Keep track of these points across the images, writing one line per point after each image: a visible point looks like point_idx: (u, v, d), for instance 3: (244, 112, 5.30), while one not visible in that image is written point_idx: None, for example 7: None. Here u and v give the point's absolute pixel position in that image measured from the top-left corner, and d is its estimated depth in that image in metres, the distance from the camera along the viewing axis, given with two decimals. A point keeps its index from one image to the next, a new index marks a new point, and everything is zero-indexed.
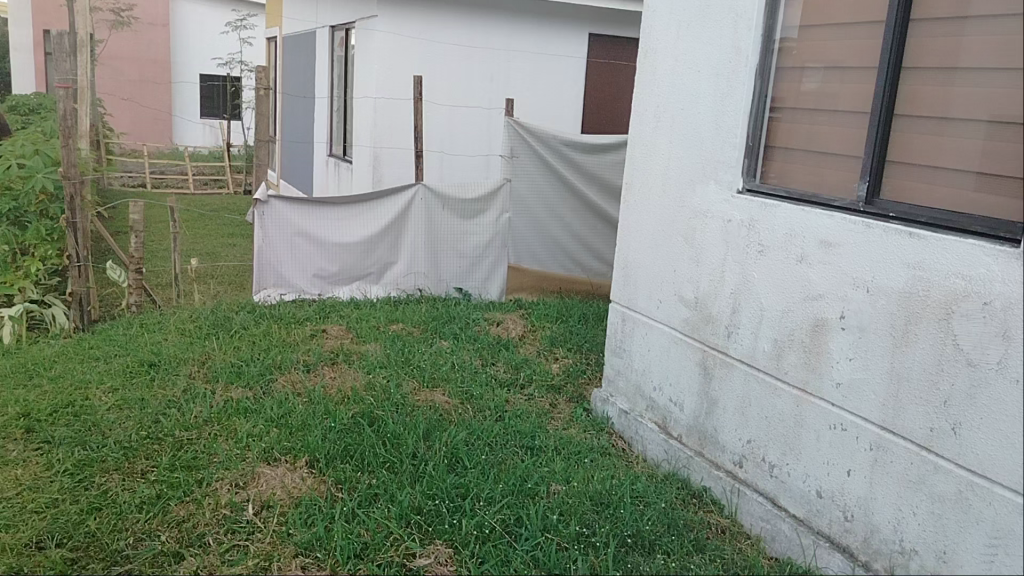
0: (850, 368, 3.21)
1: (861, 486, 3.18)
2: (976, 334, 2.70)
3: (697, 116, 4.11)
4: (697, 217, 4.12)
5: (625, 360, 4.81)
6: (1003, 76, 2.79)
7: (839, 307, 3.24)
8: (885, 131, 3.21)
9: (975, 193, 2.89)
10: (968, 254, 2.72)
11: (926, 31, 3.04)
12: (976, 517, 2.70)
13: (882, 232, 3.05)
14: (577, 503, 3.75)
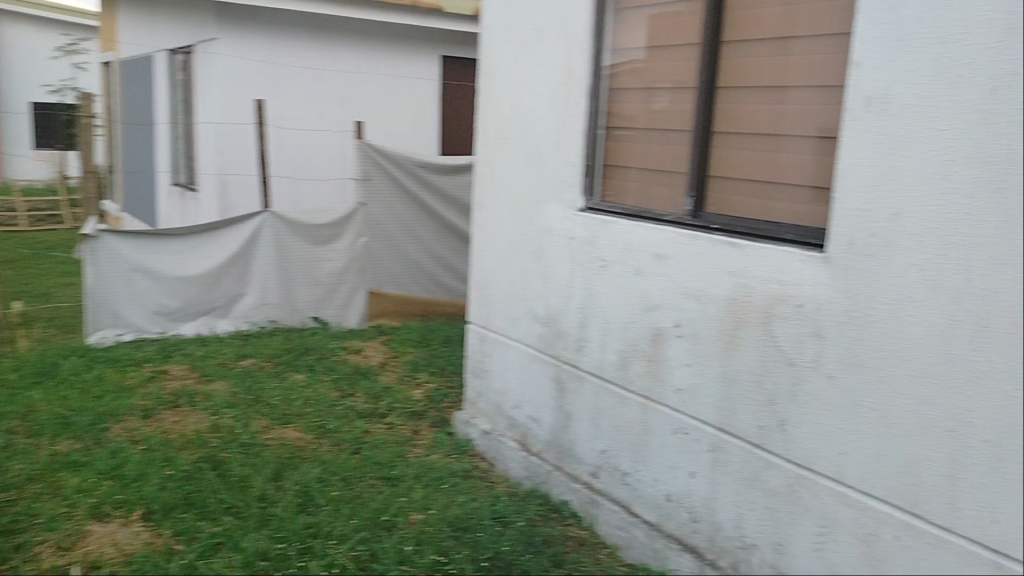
0: (688, 374, 3.33)
1: (704, 487, 3.30)
2: (792, 335, 2.86)
3: (536, 137, 4.19)
4: (543, 235, 4.17)
5: (484, 381, 4.81)
6: (821, 94, 2.94)
7: (674, 316, 3.38)
8: (706, 149, 3.42)
9: (810, 206, 3.00)
10: (781, 260, 2.91)
11: (740, 53, 3.26)
12: (806, 507, 2.85)
13: (707, 244, 3.21)
14: (436, 531, 3.70)
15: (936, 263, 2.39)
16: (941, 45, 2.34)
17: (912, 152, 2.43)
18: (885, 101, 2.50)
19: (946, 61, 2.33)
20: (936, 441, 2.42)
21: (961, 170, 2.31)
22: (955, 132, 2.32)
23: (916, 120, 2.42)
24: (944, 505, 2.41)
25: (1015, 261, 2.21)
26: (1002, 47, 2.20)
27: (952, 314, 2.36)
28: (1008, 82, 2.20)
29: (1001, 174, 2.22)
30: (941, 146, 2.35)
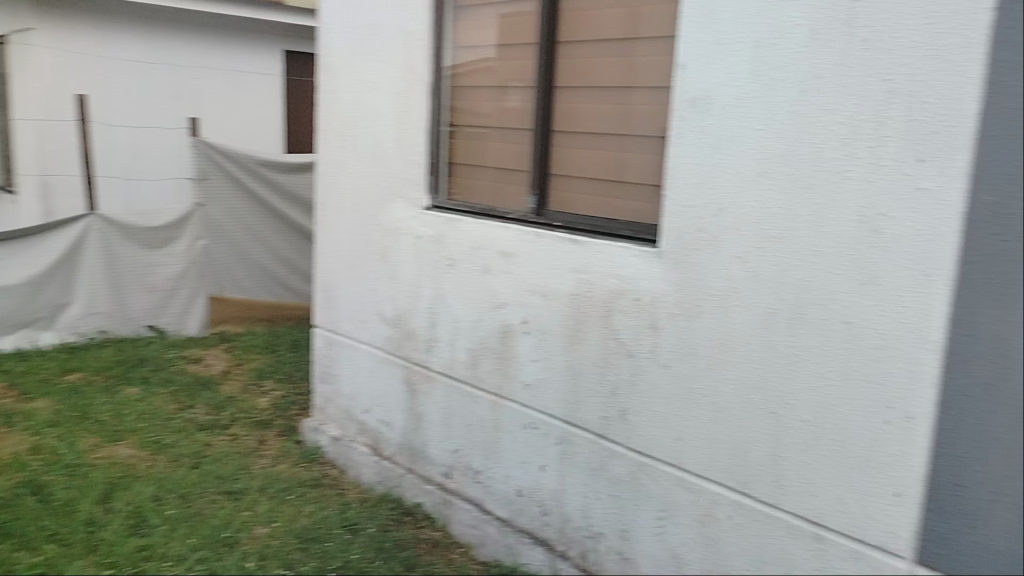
0: (536, 370, 3.28)
1: (553, 480, 3.28)
2: (632, 326, 2.92)
3: (379, 136, 4.11)
4: (389, 235, 4.07)
5: (332, 386, 4.66)
6: (651, 94, 3.03)
7: (522, 313, 3.32)
8: (546, 147, 3.46)
9: (649, 202, 3.04)
10: (620, 255, 2.94)
11: (575, 52, 3.33)
12: (647, 493, 2.92)
13: (551, 240, 3.19)
14: (282, 545, 3.55)
15: (757, 255, 2.54)
16: (755, 49, 2.49)
17: (733, 150, 2.57)
18: (708, 101, 2.62)
19: (759, 64, 2.48)
20: (761, 422, 2.57)
21: (777, 168, 2.47)
22: (770, 131, 2.47)
23: (736, 119, 2.55)
24: (770, 482, 2.56)
25: (824, 251, 2.39)
26: (809, 51, 2.38)
27: (771, 304, 2.52)
28: (814, 84, 2.37)
29: (810, 170, 2.39)
30: (758, 144, 2.50)
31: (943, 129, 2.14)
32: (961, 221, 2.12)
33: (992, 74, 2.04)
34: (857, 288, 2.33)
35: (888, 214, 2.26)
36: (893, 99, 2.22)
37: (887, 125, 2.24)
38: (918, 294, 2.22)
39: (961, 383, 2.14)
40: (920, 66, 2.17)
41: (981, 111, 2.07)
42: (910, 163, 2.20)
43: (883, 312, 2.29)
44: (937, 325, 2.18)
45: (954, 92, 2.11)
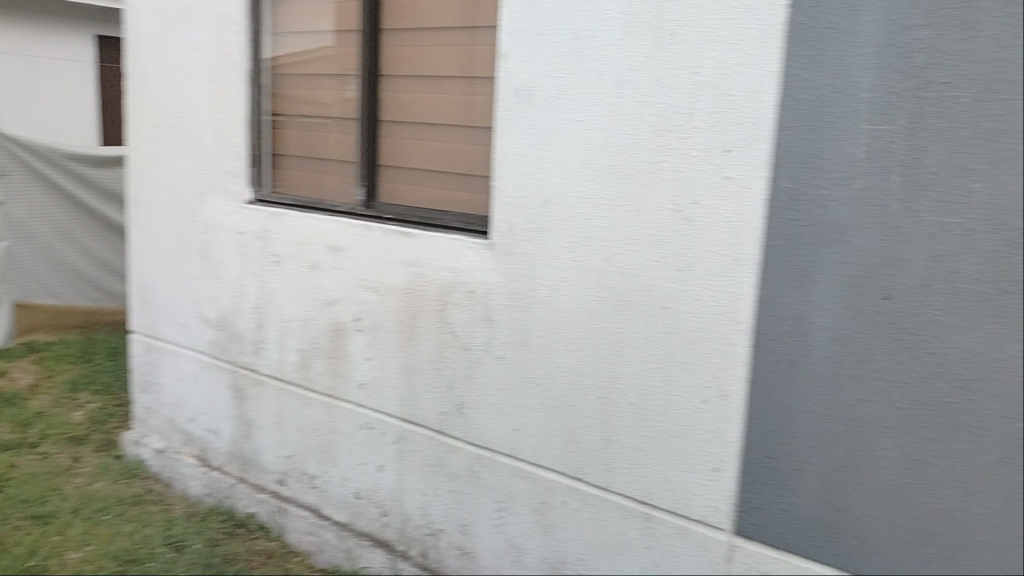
0: (369, 368, 3.16)
1: (391, 480, 3.17)
2: (465, 320, 2.84)
3: (195, 126, 3.85)
4: (209, 231, 3.83)
5: (154, 396, 4.33)
6: (475, 84, 3.01)
7: (353, 309, 3.19)
8: (374, 139, 3.36)
9: (478, 193, 3.02)
10: (453, 248, 2.86)
11: (399, 41, 3.25)
12: (486, 486, 2.87)
13: (381, 234, 3.07)
14: (97, 570, 3.26)
15: (583, 245, 2.56)
16: (574, 41, 2.53)
17: (557, 141, 2.59)
18: (530, 92, 2.63)
19: (578, 56, 2.52)
20: (592, 409, 2.60)
21: (598, 158, 2.51)
22: (591, 122, 2.52)
23: (558, 110, 2.58)
24: (601, 467, 2.60)
25: (644, 240, 2.46)
26: (623, 44, 2.43)
27: (597, 292, 2.55)
28: (629, 76, 2.43)
29: (629, 162, 2.46)
30: (580, 135, 2.54)
31: (746, 120, 2.26)
32: (764, 208, 2.26)
33: (788, 67, 2.19)
34: (675, 274, 2.42)
35: (700, 203, 2.35)
36: (701, 91, 2.32)
37: (696, 117, 2.33)
38: (728, 278, 2.33)
39: (769, 360, 2.29)
40: (725, 59, 2.27)
41: (779, 104, 2.21)
42: (718, 154, 2.31)
43: (699, 296, 2.38)
44: (746, 307, 2.31)
45: (756, 86, 2.23)
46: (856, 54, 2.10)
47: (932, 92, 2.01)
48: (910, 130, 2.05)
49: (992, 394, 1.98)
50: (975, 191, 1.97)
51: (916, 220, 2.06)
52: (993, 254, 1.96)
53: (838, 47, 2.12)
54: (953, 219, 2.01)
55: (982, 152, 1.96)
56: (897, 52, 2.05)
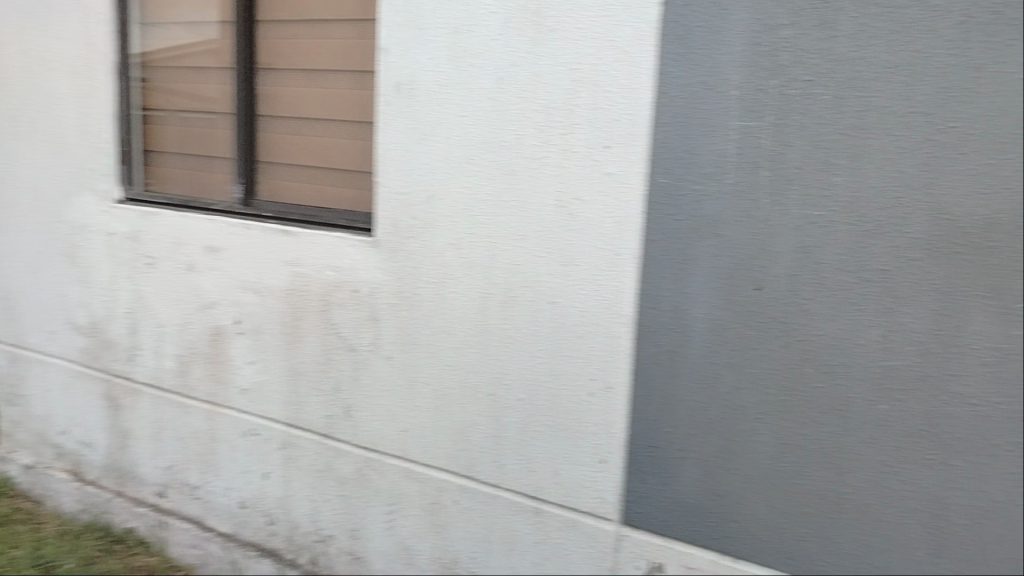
0: (252, 373, 3.04)
1: (277, 487, 3.05)
2: (350, 320, 2.77)
3: (56, 121, 3.58)
4: (76, 233, 3.60)
5: (20, 408, 4.00)
6: (356, 78, 2.94)
7: (232, 312, 3.06)
8: (250, 134, 3.22)
9: (361, 189, 2.95)
10: (335, 246, 2.78)
11: (276, 33, 3.13)
12: (376, 489, 2.81)
13: (259, 232, 2.95)
14: None
15: (468, 241, 2.54)
16: (454, 36, 2.49)
17: (439, 137, 2.55)
18: (411, 87, 2.58)
19: (458, 51, 2.49)
20: (481, 406, 2.58)
21: (480, 153, 2.49)
22: (473, 118, 2.49)
23: (440, 105, 2.54)
24: (491, 464, 2.59)
25: (529, 235, 2.44)
26: (504, 39, 2.42)
27: (484, 289, 2.53)
28: (510, 72, 2.41)
29: (511, 158, 2.44)
30: (463, 131, 2.51)
31: (624, 117, 2.27)
32: (643, 203, 2.29)
33: (663, 65, 2.22)
34: (560, 269, 2.41)
35: (582, 198, 2.35)
36: (580, 87, 2.32)
37: (577, 113, 2.33)
38: (611, 272, 2.34)
39: (650, 352, 2.33)
40: (602, 56, 2.28)
41: (654, 100, 2.24)
42: (598, 150, 2.32)
43: (582, 291, 2.39)
44: (629, 300, 2.33)
45: (632, 82, 2.26)
46: (726, 52, 2.15)
47: (796, 89, 2.08)
48: (776, 126, 2.12)
49: (856, 378, 2.08)
50: (837, 184, 2.06)
51: (784, 213, 2.13)
52: (854, 246, 2.06)
53: (708, 45, 2.17)
54: (818, 211, 2.09)
55: (842, 148, 2.05)
56: (763, 50, 2.11)
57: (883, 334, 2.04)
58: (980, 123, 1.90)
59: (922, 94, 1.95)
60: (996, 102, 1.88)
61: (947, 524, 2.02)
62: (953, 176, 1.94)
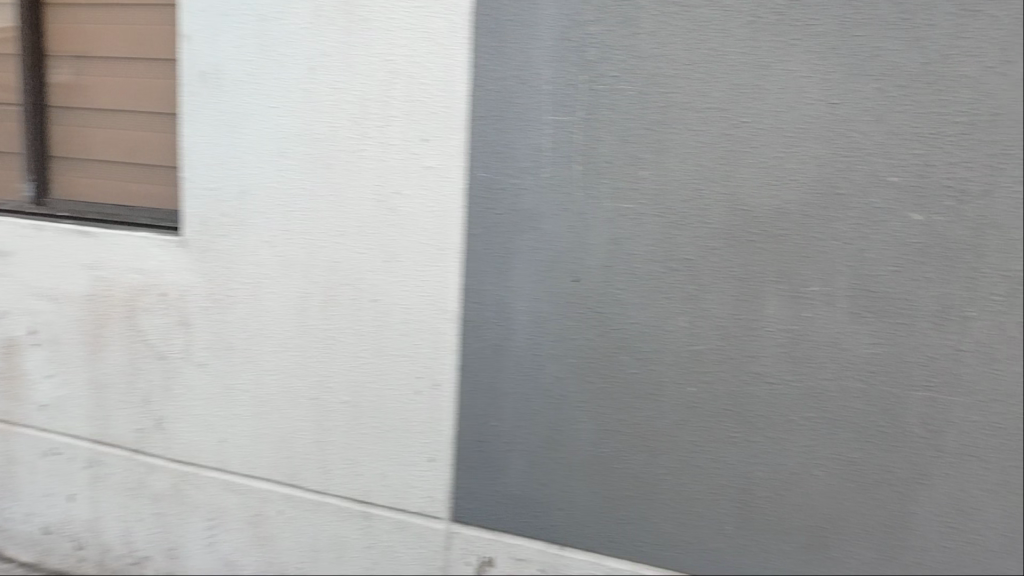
0: (52, 387, 2.74)
1: (85, 510, 2.79)
2: (159, 326, 2.59)
3: None
4: None
5: None
6: (161, 69, 2.76)
7: (27, 320, 2.73)
8: (39, 126, 2.92)
9: (171, 187, 2.78)
10: (136, 248, 2.58)
11: (66, 15, 2.85)
12: (194, 504, 2.64)
13: (54, 234, 2.67)
14: None
15: (284, 239, 2.42)
16: (260, 23, 2.35)
17: (249, 130, 2.42)
18: (217, 76, 2.42)
19: (266, 39, 2.36)
20: (303, 410, 2.49)
21: (294, 146, 2.38)
22: (285, 110, 2.37)
23: (248, 96, 2.40)
24: (317, 470, 2.50)
25: (348, 231, 2.36)
26: (313, 28, 2.31)
27: (302, 288, 2.43)
28: (322, 62, 2.32)
29: (327, 151, 2.35)
30: (275, 123, 2.39)
31: (440, 109, 2.24)
32: (463, 197, 2.26)
33: (476, 58, 2.20)
34: (382, 266, 2.35)
35: (402, 192, 2.30)
36: (395, 79, 2.26)
37: (392, 105, 2.27)
38: (433, 267, 2.30)
39: (475, 347, 2.31)
40: (415, 47, 2.23)
41: (470, 93, 2.22)
42: (415, 143, 2.27)
43: (405, 287, 2.33)
44: (451, 296, 2.30)
45: (447, 75, 2.22)
46: (536, 45, 2.15)
47: (604, 85, 2.12)
48: (587, 120, 2.14)
49: (668, 364, 2.16)
50: (645, 177, 2.12)
51: (597, 206, 2.16)
52: (661, 237, 2.12)
53: (519, 39, 2.16)
54: (628, 204, 2.14)
55: (648, 141, 2.10)
56: (571, 45, 2.12)
57: (690, 321, 2.12)
58: (769, 119, 2.01)
59: (717, 91, 2.04)
60: (782, 99, 1.99)
61: (752, 498, 2.13)
62: (747, 168, 2.04)
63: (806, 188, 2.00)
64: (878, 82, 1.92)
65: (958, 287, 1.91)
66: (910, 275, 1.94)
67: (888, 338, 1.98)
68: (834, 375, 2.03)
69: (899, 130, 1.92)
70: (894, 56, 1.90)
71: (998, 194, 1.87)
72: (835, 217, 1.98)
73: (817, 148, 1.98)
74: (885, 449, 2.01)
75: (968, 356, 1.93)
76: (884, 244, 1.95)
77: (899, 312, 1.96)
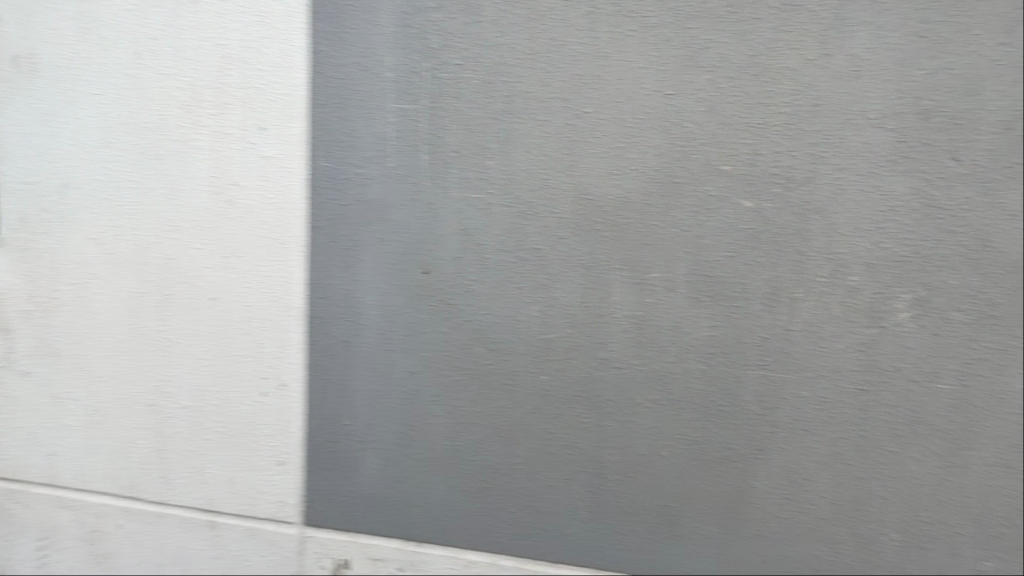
0: None
1: None
2: None
3: None
4: None
5: None
6: None
7: None
8: None
9: None
10: None
11: None
12: (20, 526, 2.40)
13: None
14: None
15: (113, 235, 2.26)
16: (78, 3, 2.18)
17: (69, 119, 2.23)
18: (31, 59, 2.22)
19: (85, 20, 2.18)
20: (141, 418, 2.34)
21: (120, 136, 2.22)
22: (110, 97, 2.21)
23: (67, 82, 2.22)
24: (158, 480, 2.36)
25: (183, 226, 2.23)
26: (138, 10, 2.16)
27: (135, 288, 2.28)
28: (148, 46, 2.17)
29: (158, 140, 2.21)
30: (99, 111, 2.22)
31: (278, 97, 2.15)
32: (305, 188, 2.18)
33: (315, 44, 2.13)
34: (220, 262, 2.23)
35: (240, 183, 2.19)
36: (229, 65, 2.15)
37: (226, 92, 2.16)
38: (276, 262, 2.22)
39: (323, 344, 2.23)
40: (250, 33, 2.13)
41: (310, 81, 2.14)
42: (253, 132, 2.17)
43: (247, 283, 2.23)
44: (296, 291, 2.22)
45: (284, 62, 2.13)
46: (377, 32, 2.09)
47: (447, 73, 2.08)
48: (431, 109, 2.10)
49: (520, 353, 2.15)
50: (492, 167, 2.10)
51: (444, 196, 2.13)
52: (509, 227, 2.11)
53: (359, 25, 2.09)
54: (475, 194, 2.11)
55: (493, 130, 2.08)
56: (413, 32, 2.07)
57: (540, 310, 2.13)
58: (609, 109, 2.03)
59: (559, 80, 2.04)
60: (621, 89, 2.02)
61: (604, 483, 2.17)
62: (589, 157, 2.06)
63: (646, 177, 2.04)
64: (709, 73, 1.97)
65: (786, 270, 2.00)
66: (743, 260, 2.02)
67: (725, 321, 2.05)
68: (677, 358, 2.08)
69: (730, 120, 1.98)
70: (723, 48, 1.96)
71: (820, 181, 1.96)
72: (674, 205, 2.04)
73: (655, 137, 2.02)
74: (724, 427, 2.09)
75: (797, 335, 2.02)
76: (719, 231, 2.02)
77: (734, 295, 2.04)
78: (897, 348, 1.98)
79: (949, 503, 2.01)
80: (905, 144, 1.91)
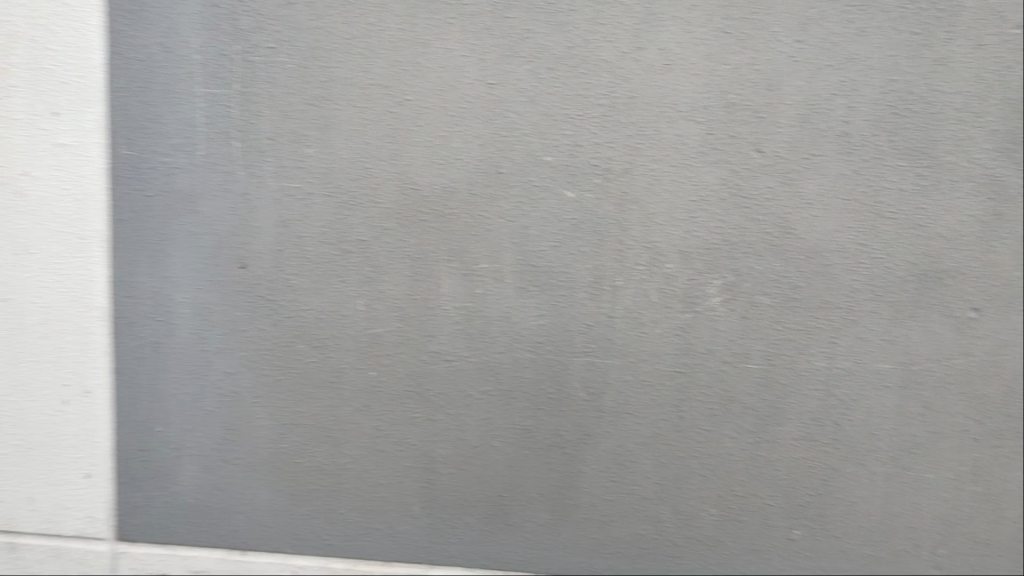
0: None
1: None
2: None
3: None
4: None
5: None
6: None
7: None
8: None
9: None
10: None
11: None
12: None
13: None
14: None
15: None
16: None
17: None
18: None
19: None
20: None
21: None
22: None
23: None
24: None
25: None
26: None
27: None
28: None
29: None
30: None
31: (72, 79, 1.97)
32: (106, 178, 2.02)
33: (113, 23, 1.97)
34: (9, 260, 2.03)
35: (30, 173, 2.00)
36: (13, 43, 1.95)
37: (11, 72, 1.96)
38: (75, 259, 2.04)
39: (131, 346, 2.09)
40: (37, 7, 1.95)
41: (108, 62, 1.99)
42: (43, 117, 1.98)
43: (42, 282, 2.04)
44: (99, 290, 2.06)
45: (77, 40, 1.96)
46: (182, 10, 1.96)
47: (259, 56, 1.98)
48: (244, 94, 1.99)
49: (345, 349, 2.09)
50: (311, 155, 2.02)
51: (261, 186, 2.03)
52: (331, 218, 2.04)
53: (161, 3, 1.96)
54: (294, 184, 2.03)
55: (311, 118, 2.01)
56: (221, 13, 1.96)
57: (365, 304, 2.08)
58: (432, 97, 2.00)
59: (379, 67, 1.99)
60: (442, 77, 1.99)
61: (436, 477, 2.15)
62: (412, 146, 2.02)
63: (470, 167, 2.02)
64: (529, 63, 1.98)
65: (607, 259, 2.05)
66: (566, 249, 2.04)
67: (551, 310, 2.07)
68: (505, 347, 2.09)
69: (551, 110, 2.00)
70: (542, 38, 1.97)
71: (637, 172, 2.01)
72: (498, 196, 2.03)
73: (478, 127, 2.01)
74: (552, 415, 2.11)
75: (619, 322, 2.07)
76: (543, 221, 2.04)
77: (559, 284, 2.06)
78: (710, 332, 2.07)
79: (760, 477, 2.13)
80: (713, 136, 1.99)
